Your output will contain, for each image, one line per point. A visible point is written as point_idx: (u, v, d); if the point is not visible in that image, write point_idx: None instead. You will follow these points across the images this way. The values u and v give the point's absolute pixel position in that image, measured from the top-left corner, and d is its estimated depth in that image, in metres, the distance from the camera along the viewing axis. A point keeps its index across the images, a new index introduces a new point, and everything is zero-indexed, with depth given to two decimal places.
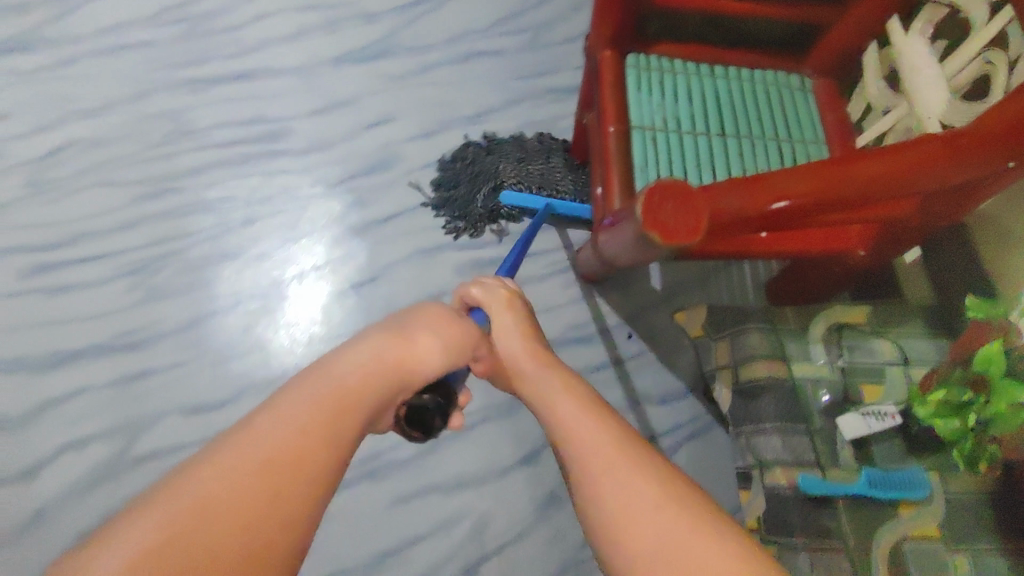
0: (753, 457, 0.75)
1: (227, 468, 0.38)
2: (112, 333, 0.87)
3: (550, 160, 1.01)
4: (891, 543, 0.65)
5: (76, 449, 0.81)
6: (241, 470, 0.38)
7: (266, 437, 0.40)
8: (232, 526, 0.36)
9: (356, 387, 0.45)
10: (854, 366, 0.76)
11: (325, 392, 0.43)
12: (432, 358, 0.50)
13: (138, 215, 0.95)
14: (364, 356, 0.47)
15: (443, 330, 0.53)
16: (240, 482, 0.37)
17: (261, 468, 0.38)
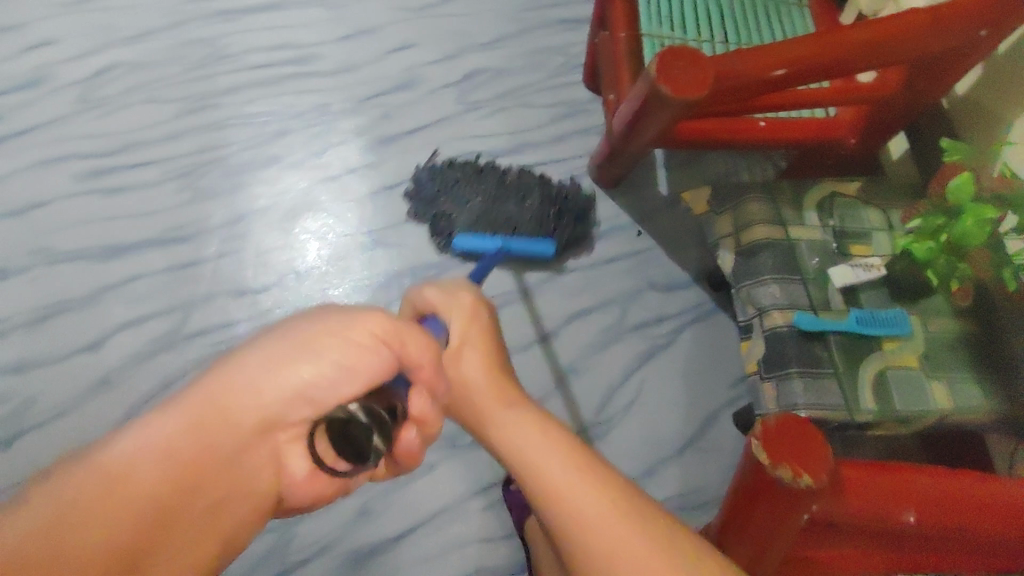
0: (752, 306, 0.75)
1: (129, 481, 0.37)
2: (165, 228, 0.97)
3: (522, 198, 0.95)
4: (877, 370, 0.69)
5: (137, 324, 0.91)
6: (142, 483, 0.38)
7: (164, 459, 0.38)
8: (121, 535, 0.37)
9: (230, 423, 0.41)
10: (846, 225, 0.77)
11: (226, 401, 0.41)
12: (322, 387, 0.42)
13: (182, 128, 1.05)
14: (271, 363, 0.42)
15: (346, 342, 0.44)
16: (150, 489, 0.38)
17: (162, 482, 0.38)
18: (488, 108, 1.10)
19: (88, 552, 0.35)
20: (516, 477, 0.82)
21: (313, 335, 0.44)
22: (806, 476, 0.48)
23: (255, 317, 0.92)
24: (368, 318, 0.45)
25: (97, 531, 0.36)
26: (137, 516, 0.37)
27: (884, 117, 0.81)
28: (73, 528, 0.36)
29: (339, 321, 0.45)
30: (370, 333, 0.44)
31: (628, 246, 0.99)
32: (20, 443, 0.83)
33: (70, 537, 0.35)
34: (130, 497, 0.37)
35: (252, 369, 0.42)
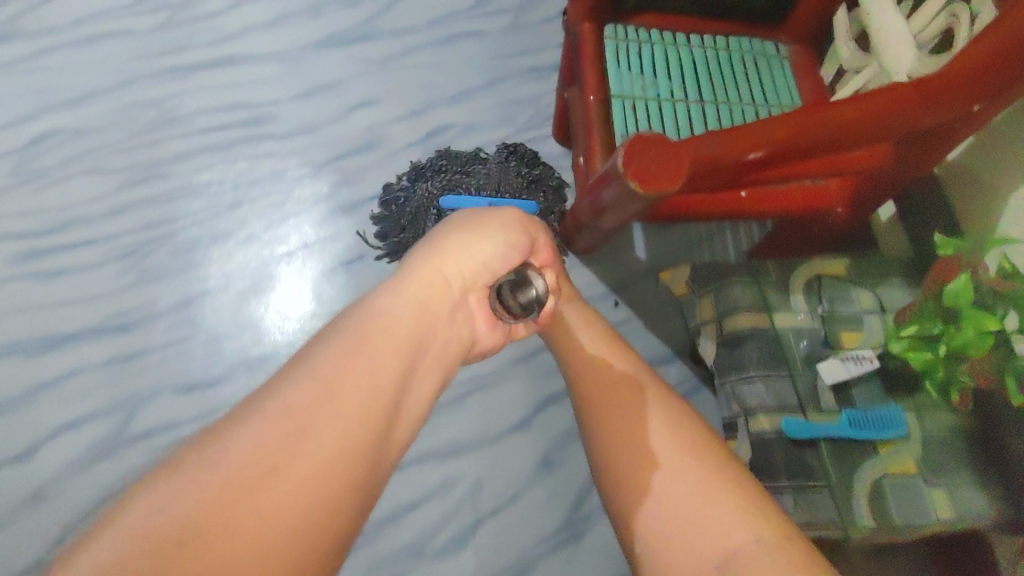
0: (737, 405, 0.69)
1: (337, 388, 0.41)
2: (107, 314, 0.90)
3: (495, 163, 0.99)
4: (875, 479, 0.64)
5: (76, 426, 0.84)
6: (351, 388, 0.42)
7: (372, 366, 0.43)
8: (339, 452, 0.40)
9: (446, 289, 0.52)
10: (837, 310, 0.72)
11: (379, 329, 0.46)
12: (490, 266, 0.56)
13: (126, 200, 0.97)
14: (466, 266, 0.55)
15: (501, 238, 0.58)
16: (349, 399, 0.41)
17: (364, 384, 0.43)
18: None
19: (318, 463, 0.39)
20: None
21: (474, 227, 0.57)
22: None
23: (207, 413, 0.85)
24: (509, 213, 0.60)
25: (302, 462, 0.38)
26: (354, 428, 0.41)
27: (873, 188, 0.75)
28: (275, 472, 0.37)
29: (491, 225, 0.58)
30: (506, 232, 0.58)
31: (606, 317, 0.94)
32: None
33: (276, 477, 0.37)
34: (342, 409, 0.41)
35: (453, 249, 0.55)
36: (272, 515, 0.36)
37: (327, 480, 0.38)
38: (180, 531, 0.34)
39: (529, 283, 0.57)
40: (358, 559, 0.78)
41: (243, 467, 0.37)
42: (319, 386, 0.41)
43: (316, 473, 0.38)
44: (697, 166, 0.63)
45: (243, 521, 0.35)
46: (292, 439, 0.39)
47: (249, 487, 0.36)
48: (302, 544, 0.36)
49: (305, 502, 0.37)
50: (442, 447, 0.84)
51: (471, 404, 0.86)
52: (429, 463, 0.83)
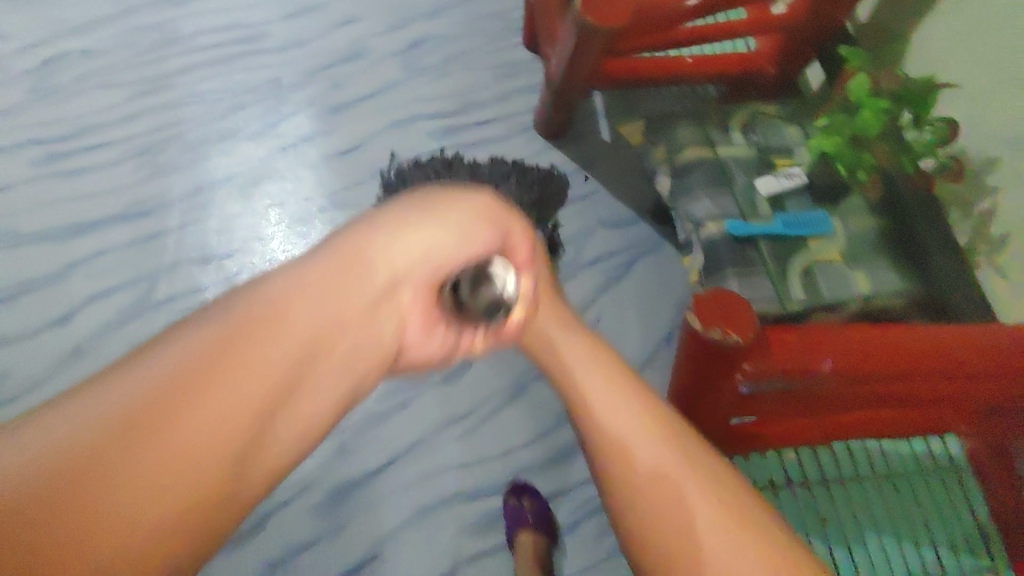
0: (689, 221, 0.80)
1: (218, 369, 0.32)
2: (126, 204, 1.00)
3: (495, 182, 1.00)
4: (804, 265, 0.76)
5: (105, 296, 0.93)
6: (253, 361, 0.34)
7: (267, 344, 0.35)
8: (218, 441, 0.31)
9: (364, 279, 0.40)
10: (769, 143, 0.84)
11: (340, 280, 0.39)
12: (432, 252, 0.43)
13: (136, 109, 1.07)
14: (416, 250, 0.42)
15: (441, 236, 0.43)
16: (280, 377, 0.35)
17: (258, 364, 0.34)
18: (436, 73, 1.14)
19: (240, 417, 0.32)
20: (514, 492, 0.82)
21: (402, 225, 0.42)
22: (735, 334, 0.54)
23: (224, 281, 0.95)
24: (474, 201, 0.46)
25: (178, 446, 0.30)
26: (253, 399, 0.33)
27: (798, 43, 0.87)
28: (150, 445, 0.29)
29: (420, 219, 0.43)
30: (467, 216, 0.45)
31: (577, 190, 1.05)
32: None
33: (152, 446, 0.29)
34: (269, 368, 0.34)
35: (383, 237, 0.41)
36: (134, 509, 0.28)
37: (221, 461, 0.31)
38: (68, 458, 0.27)
39: (486, 281, 0.45)
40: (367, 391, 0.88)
41: (115, 426, 0.29)
42: (197, 360, 0.32)
43: (183, 459, 0.30)
44: (638, 7, 0.75)
45: (105, 514, 0.27)
46: (169, 410, 0.30)
47: (109, 466, 0.28)
48: (168, 534, 0.29)
49: (207, 464, 0.31)
50: None
51: None
52: None
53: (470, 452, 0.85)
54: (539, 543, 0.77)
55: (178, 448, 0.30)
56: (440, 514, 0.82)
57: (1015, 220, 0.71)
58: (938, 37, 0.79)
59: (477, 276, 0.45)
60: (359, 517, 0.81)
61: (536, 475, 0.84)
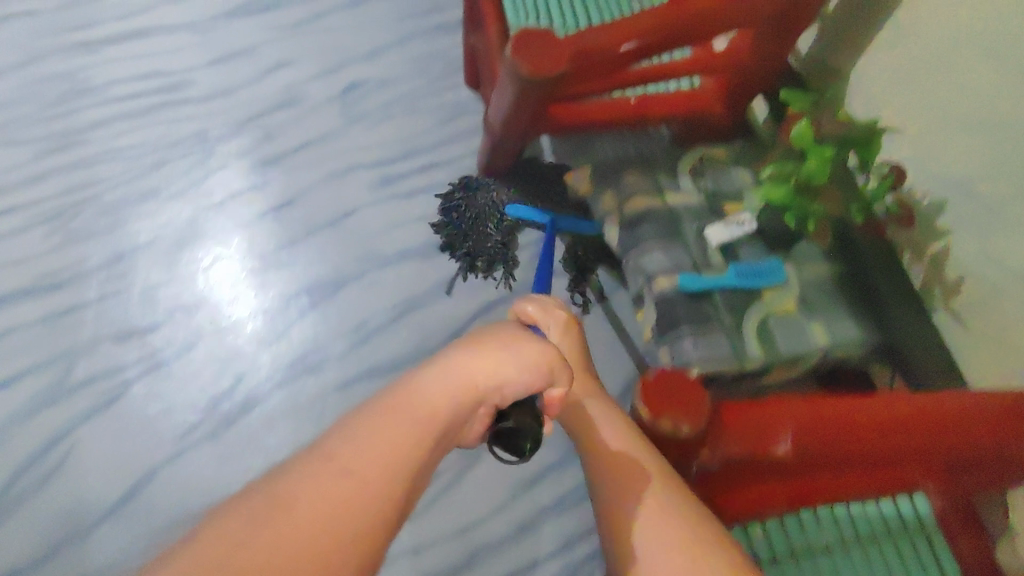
0: (641, 276, 0.76)
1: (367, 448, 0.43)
2: (36, 276, 0.91)
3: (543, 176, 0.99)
4: (761, 319, 0.72)
5: (13, 382, 0.84)
6: (388, 445, 0.43)
7: (416, 408, 0.46)
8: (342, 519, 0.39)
9: (486, 384, 0.50)
10: (716, 188, 0.82)
11: (418, 390, 0.47)
12: (519, 381, 0.51)
13: (44, 168, 0.99)
14: (512, 370, 0.51)
15: (526, 356, 0.52)
16: (396, 445, 0.44)
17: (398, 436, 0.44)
18: (374, 118, 1.09)
19: (378, 473, 0.42)
20: None
21: (497, 332, 0.55)
22: (686, 423, 0.53)
23: (147, 359, 0.87)
24: (519, 333, 0.55)
25: (384, 455, 0.43)
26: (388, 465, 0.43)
27: (745, 83, 0.84)
28: (374, 448, 0.43)
29: (521, 340, 0.54)
30: (529, 347, 0.53)
31: None
32: None
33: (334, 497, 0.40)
34: (397, 439, 0.44)
35: (489, 349, 0.52)
36: (286, 554, 0.37)
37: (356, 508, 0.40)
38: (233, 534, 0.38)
39: (521, 439, 0.52)
40: None
41: (376, 413, 0.45)
42: (364, 448, 0.43)
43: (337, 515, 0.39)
44: (576, 53, 0.70)
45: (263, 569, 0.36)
46: (384, 429, 0.44)
47: (375, 443, 0.43)
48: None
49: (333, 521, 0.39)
50: (383, 363, 0.90)
51: (406, 323, 0.93)
52: (368, 379, 0.89)
53: (424, 536, 0.79)
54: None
55: (327, 504, 0.40)
56: None
57: (966, 264, 0.69)
58: (877, 81, 0.77)
59: (516, 423, 0.52)
60: None
61: (494, 553, 0.79)
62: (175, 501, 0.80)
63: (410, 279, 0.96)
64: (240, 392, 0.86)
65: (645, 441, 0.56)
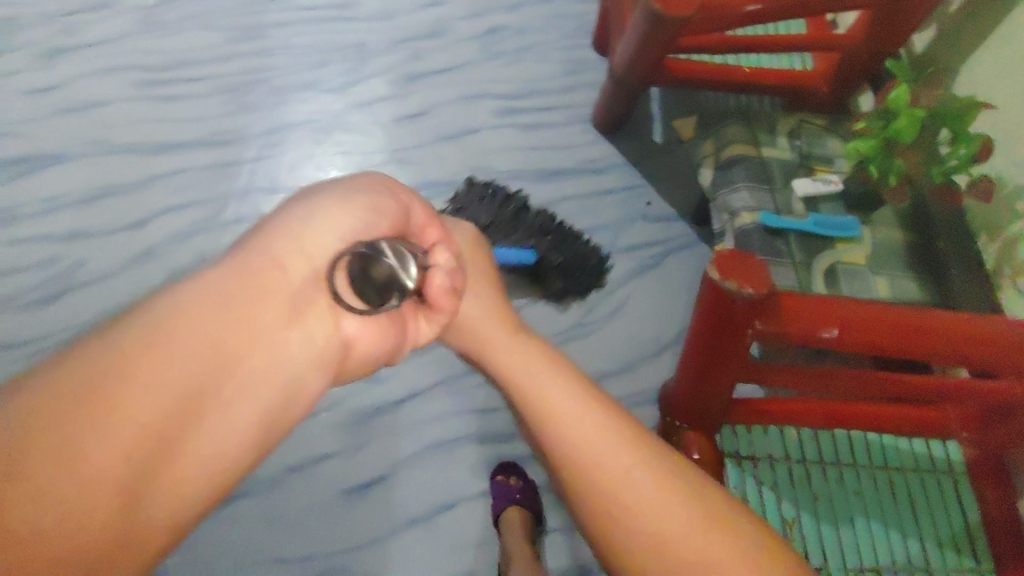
0: (726, 212, 0.85)
1: (115, 372, 0.33)
2: (211, 132, 1.08)
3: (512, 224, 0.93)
4: (830, 264, 0.80)
5: (179, 210, 1.01)
6: (183, 347, 0.35)
7: (214, 312, 0.37)
8: (108, 461, 0.31)
9: (282, 283, 0.41)
10: (813, 151, 0.89)
11: (215, 298, 0.38)
12: (335, 239, 0.45)
13: (231, 51, 1.17)
14: (335, 237, 0.45)
15: (345, 224, 0.46)
16: (194, 352, 0.36)
17: (216, 332, 0.37)
18: (508, 59, 1.22)
19: (165, 391, 0.34)
20: (502, 470, 0.86)
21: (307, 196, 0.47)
22: (750, 288, 0.56)
23: None
24: (361, 194, 0.48)
25: (159, 366, 0.34)
26: (183, 379, 0.35)
27: (852, 69, 0.92)
28: (139, 360, 0.34)
29: (342, 194, 0.48)
30: (351, 213, 0.47)
31: (622, 180, 1.11)
32: (71, 295, 0.94)
33: (92, 419, 0.32)
34: (182, 347, 0.36)
35: (306, 224, 0.44)
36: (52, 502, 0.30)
37: (141, 432, 0.33)
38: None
39: (387, 260, 0.46)
40: None
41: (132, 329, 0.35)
42: (114, 380, 0.33)
43: (105, 454, 0.31)
44: (706, 3, 0.78)
45: (10, 492, 0.29)
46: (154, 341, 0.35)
47: (138, 351, 0.34)
48: None
49: (106, 460, 0.32)
50: None
51: None
52: None
53: (489, 401, 0.91)
54: (524, 514, 0.81)
55: (94, 443, 0.31)
56: (453, 448, 0.88)
57: None
58: (981, 73, 0.83)
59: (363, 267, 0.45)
60: (378, 440, 0.88)
61: None
62: None
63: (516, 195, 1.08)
64: None
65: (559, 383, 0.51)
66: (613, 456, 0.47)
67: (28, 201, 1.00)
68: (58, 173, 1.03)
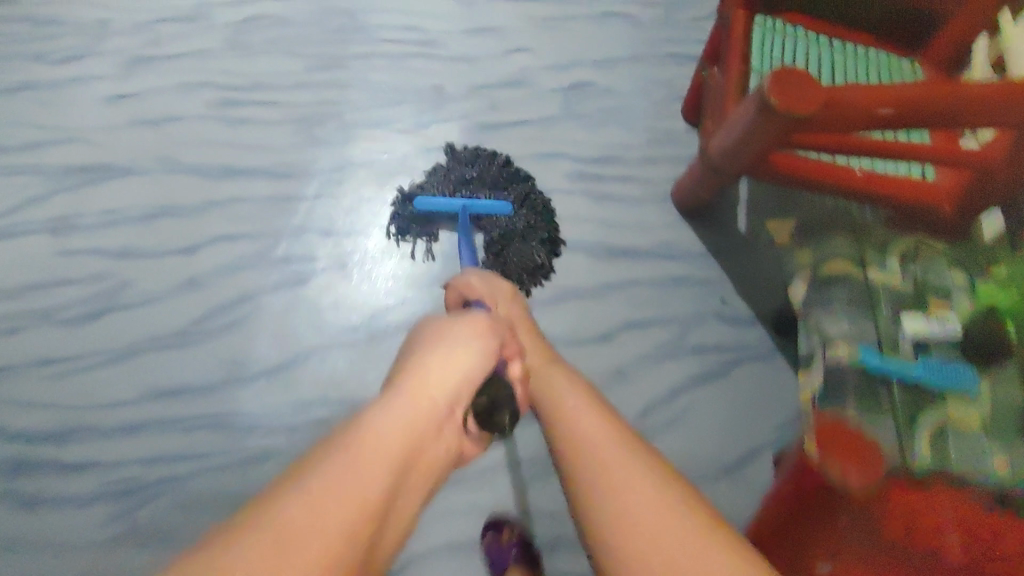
0: (817, 334, 0.75)
1: (325, 473, 0.43)
2: (277, 162, 1.05)
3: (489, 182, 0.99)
4: (935, 424, 0.67)
5: (230, 241, 0.97)
6: (385, 444, 0.46)
7: (401, 420, 0.49)
8: (319, 548, 0.39)
9: (432, 410, 0.52)
10: (930, 280, 0.77)
11: (409, 403, 0.51)
12: (470, 358, 0.57)
13: (309, 80, 1.14)
14: (472, 356, 0.57)
15: (476, 340, 0.59)
16: (392, 447, 0.46)
17: (401, 435, 0.48)
18: (590, 120, 1.15)
19: (373, 477, 0.44)
20: (493, 526, 0.82)
21: (435, 334, 0.60)
22: (851, 474, 0.53)
23: (336, 258, 0.97)
24: (474, 322, 0.61)
25: (372, 455, 0.45)
26: (387, 466, 0.45)
27: (984, 190, 0.80)
28: (362, 454, 0.45)
29: (460, 323, 0.61)
30: (478, 332, 0.60)
31: (697, 271, 1.02)
32: (107, 317, 0.90)
33: (332, 491, 0.42)
34: (388, 444, 0.46)
35: (444, 346, 0.58)
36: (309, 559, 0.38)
37: (358, 506, 0.42)
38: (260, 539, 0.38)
39: (501, 413, 0.59)
40: None
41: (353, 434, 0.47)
42: (343, 466, 0.43)
43: (339, 525, 0.40)
44: (831, 101, 0.69)
45: (289, 545, 0.38)
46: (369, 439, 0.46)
47: (362, 447, 0.45)
48: None
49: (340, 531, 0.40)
50: None
51: (563, 309, 0.98)
52: None
53: (520, 503, 0.84)
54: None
55: (337, 514, 0.41)
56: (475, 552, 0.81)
57: None
58: None
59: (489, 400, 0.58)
60: None
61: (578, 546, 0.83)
62: (322, 384, 0.88)
63: (580, 272, 1.00)
64: (402, 314, 0.93)
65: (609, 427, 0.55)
66: (661, 503, 0.48)
67: (87, 212, 0.98)
68: (122, 187, 1.01)
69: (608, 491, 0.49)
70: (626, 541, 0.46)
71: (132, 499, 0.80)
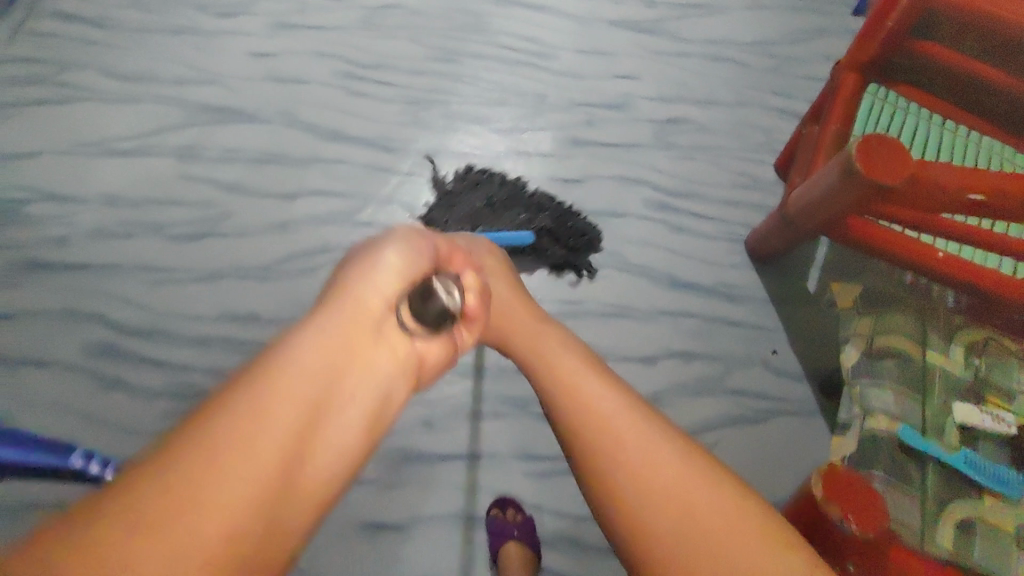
0: (859, 407, 0.75)
1: (268, 387, 0.43)
2: (380, 136, 1.14)
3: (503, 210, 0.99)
4: (966, 518, 0.68)
5: (324, 197, 1.06)
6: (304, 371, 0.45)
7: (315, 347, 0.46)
8: (272, 445, 0.41)
9: (360, 312, 0.50)
10: (991, 378, 0.76)
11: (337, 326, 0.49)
12: (400, 268, 0.54)
13: (426, 68, 1.22)
14: (398, 268, 0.54)
15: (406, 251, 0.56)
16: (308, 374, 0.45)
17: (320, 358, 0.46)
18: (679, 152, 1.18)
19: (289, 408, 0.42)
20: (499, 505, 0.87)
21: (362, 252, 0.57)
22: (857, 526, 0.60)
23: None
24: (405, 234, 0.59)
25: (287, 383, 0.43)
26: (304, 391, 0.44)
27: None
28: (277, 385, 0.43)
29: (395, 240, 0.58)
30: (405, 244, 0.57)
31: (754, 317, 1.02)
32: (206, 241, 1.01)
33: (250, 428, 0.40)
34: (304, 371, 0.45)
35: (365, 265, 0.55)
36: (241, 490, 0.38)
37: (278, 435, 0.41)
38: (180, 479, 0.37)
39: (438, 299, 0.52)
40: (473, 387, 0.94)
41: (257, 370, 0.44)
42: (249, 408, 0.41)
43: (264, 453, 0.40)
44: (915, 177, 0.69)
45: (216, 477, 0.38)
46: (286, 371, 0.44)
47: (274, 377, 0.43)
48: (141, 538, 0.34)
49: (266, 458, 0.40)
50: None
51: (612, 324, 1.00)
52: None
53: (528, 493, 0.89)
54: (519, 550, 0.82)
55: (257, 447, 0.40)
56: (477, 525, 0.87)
57: None
58: None
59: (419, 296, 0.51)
60: (409, 489, 0.88)
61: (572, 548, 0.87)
62: None
63: (638, 292, 1.03)
64: None
65: (589, 368, 0.63)
66: (636, 437, 0.56)
67: (211, 146, 1.10)
68: (243, 131, 1.12)
69: (594, 423, 0.58)
70: (614, 467, 0.55)
71: (192, 402, 0.91)
